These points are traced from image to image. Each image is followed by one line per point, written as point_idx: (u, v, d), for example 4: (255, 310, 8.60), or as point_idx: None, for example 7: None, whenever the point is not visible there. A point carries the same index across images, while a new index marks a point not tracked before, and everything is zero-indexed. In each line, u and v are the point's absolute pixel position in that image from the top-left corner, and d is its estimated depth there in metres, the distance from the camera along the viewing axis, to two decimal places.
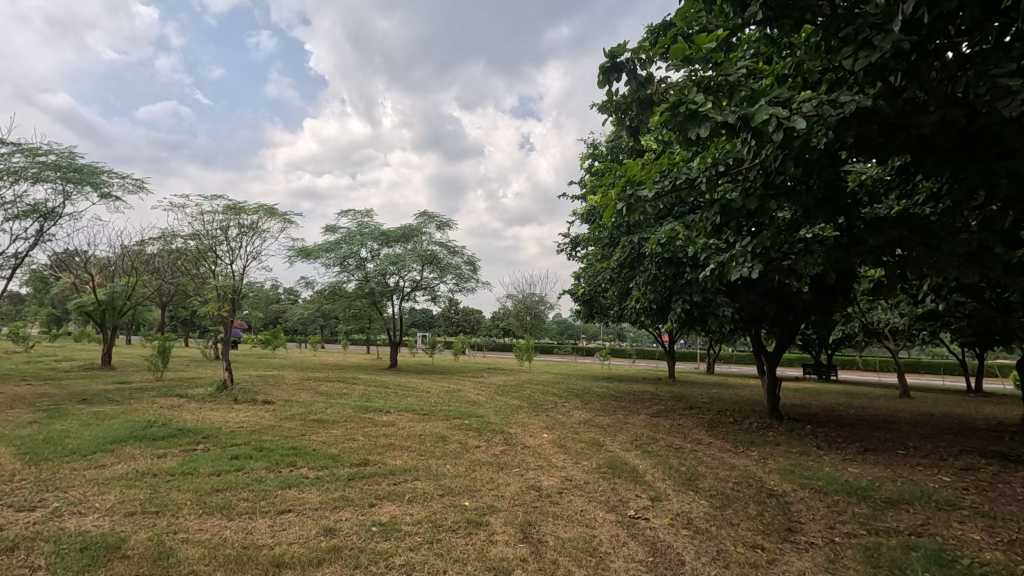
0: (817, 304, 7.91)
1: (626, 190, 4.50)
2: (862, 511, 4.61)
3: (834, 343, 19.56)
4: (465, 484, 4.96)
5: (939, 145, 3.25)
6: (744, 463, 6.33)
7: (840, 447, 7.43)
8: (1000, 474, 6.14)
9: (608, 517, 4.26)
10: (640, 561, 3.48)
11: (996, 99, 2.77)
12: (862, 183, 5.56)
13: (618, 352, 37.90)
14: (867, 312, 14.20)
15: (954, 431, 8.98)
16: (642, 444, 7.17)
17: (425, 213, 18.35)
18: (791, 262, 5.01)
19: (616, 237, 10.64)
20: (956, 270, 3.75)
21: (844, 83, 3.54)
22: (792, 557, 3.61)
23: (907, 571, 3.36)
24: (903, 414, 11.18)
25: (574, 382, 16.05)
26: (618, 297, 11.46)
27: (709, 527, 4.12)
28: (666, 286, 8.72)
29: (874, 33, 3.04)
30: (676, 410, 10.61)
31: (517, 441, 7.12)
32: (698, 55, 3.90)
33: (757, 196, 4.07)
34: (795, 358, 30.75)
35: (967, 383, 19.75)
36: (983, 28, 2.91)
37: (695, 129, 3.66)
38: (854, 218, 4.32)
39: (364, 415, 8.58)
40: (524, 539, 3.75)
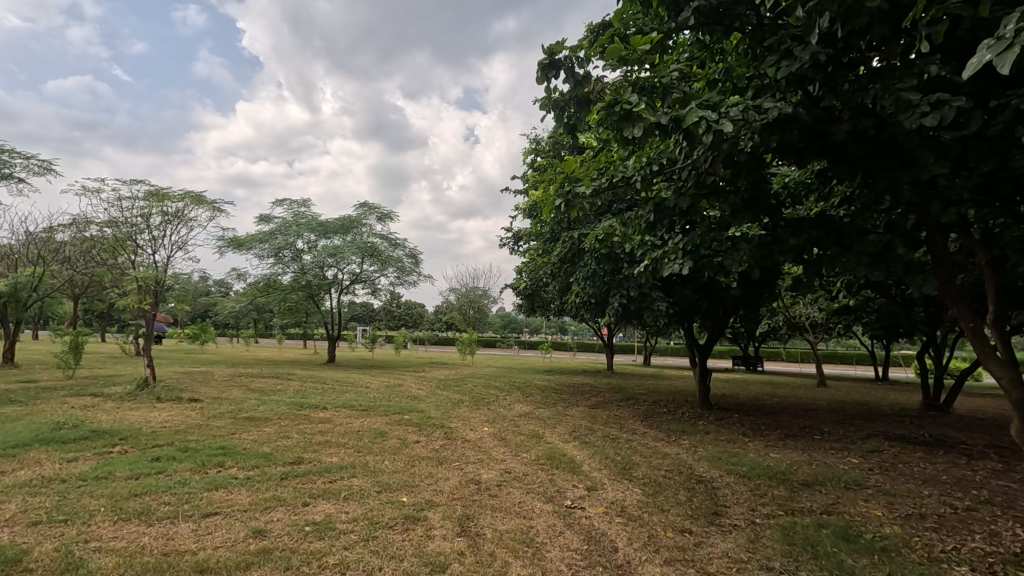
0: (745, 299, 8.34)
1: (564, 187, 4.56)
2: (780, 493, 4.92)
3: (760, 335, 20.72)
4: (403, 480, 4.90)
5: (851, 153, 3.52)
6: (675, 451, 6.61)
7: (764, 434, 7.89)
8: (900, 456, 6.72)
9: (545, 508, 4.34)
10: (575, 550, 3.56)
11: (899, 110, 3.03)
12: (785, 185, 5.92)
13: (560, 345, 38.53)
14: (790, 307, 15.11)
15: (863, 417, 9.75)
16: (580, 435, 7.33)
17: (365, 204, 17.91)
18: (720, 259, 5.25)
19: (557, 233, 10.77)
20: (865, 269, 4.06)
21: (768, 90, 3.74)
22: (717, 539, 3.81)
23: (817, 548, 3.61)
24: (820, 402, 11.99)
25: (516, 375, 16.15)
26: (560, 290, 11.63)
27: (641, 514, 4.28)
28: (605, 281, 8.94)
29: (794, 45, 3.26)
30: (613, 402, 10.92)
31: (457, 435, 7.09)
32: (634, 56, 3.99)
33: (688, 196, 4.24)
34: (726, 350, 32.34)
35: (876, 372, 21.41)
36: (891, 45, 3.18)
37: (629, 129, 3.76)
38: (777, 219, 4.57)
39: (299, 412, 8.30)
40: (462, 533, 3.75)
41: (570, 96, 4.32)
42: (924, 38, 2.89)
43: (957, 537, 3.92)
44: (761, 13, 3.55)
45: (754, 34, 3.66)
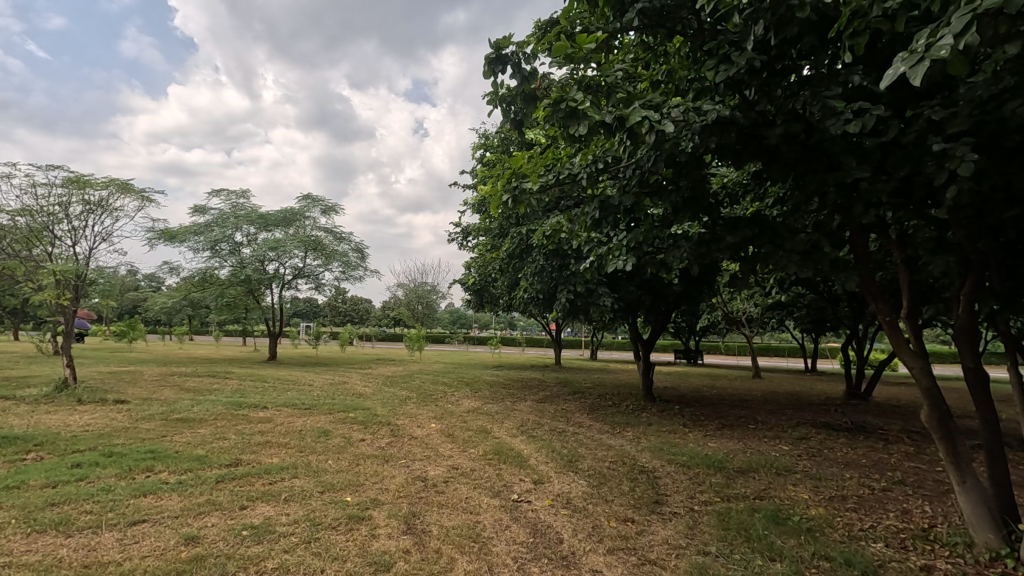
0: (686, 295, 8.64)
1: (511, 183, 4.57)
2: (717, 481, 5.14)
3: (700, 330, 21.56)
4: (347, 480, 4.78)
5: (782, 155, 3.69)
6: (619, 443, 6.77)
7: (703, 425, 8.21)
8: (826, 442, 7.17)
9: (491, 503, 4.34)
10: (521, 543, 3.59)
11: (826, 117, 3.21)
12: (723, 185, 6.16)
13: (508, 341, 38.78)
14: (727, 302, 15.79)
15: (793, 406, 10.33)
16: (527, 430, 7.39)
17: (308, 196, 17.34)
18: (662, 256, 5.41)
19: (505, 228, 10.79)
20: (795, 266, 4.28)
21: (708, 93, 3.86)
22: (658, 527, 3.93)
23: (750, 531, 3.79)
24: (754, 392, 12.60)
25: (465, 371, 16.11)
26: (508, 286, 11.67)
27: (586, 505, 4.36)
28: (553, 276, 9.04)
29: (732, 50, 3.39)
30: (560, 396, 11.07)
31: (403, 433, 6.98)
32: (579, 54, 4.03)
33: (632, 194, 4.33)
34: (669, 344, 33.44)
35: (806, 363, 22.70)
36: (819, 55, 3.36)
37: (574, 126, 3.79)
38: (716, 217, 4.74)
39: (237, 412, 7.94)
40: (407, 530, 3.70)
41: (516, 91, 4.31)
42: (848, 49, 3.08)
43: (873, 516, 4.22)
44: (702, 18, 3.66)
45: (695, 38, 3.77)
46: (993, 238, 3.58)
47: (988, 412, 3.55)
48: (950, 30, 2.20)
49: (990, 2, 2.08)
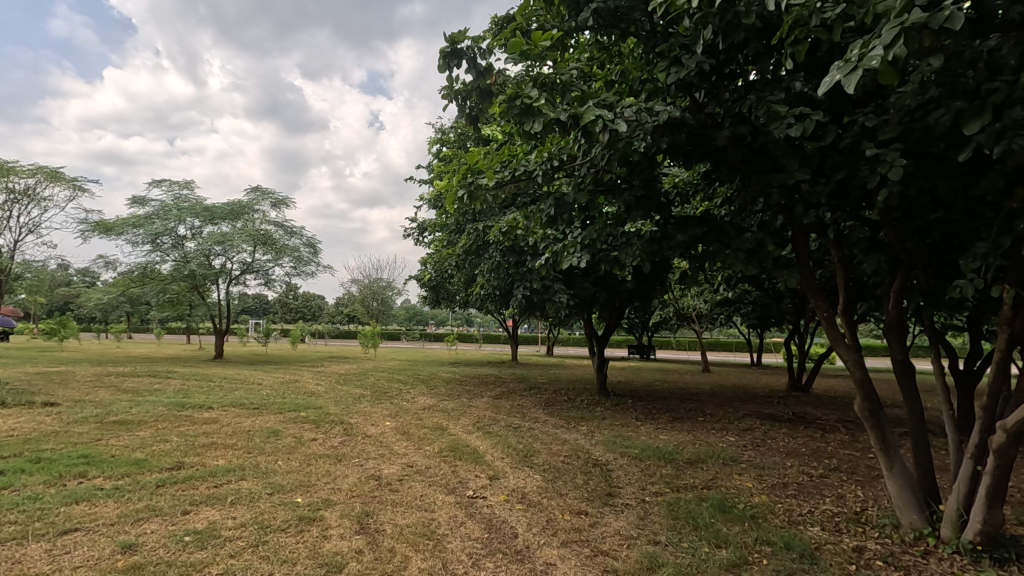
0: (639, 291, 8.85)
1: (466, 178, 4.54)
2: (667, 472, 5.29)
3: (652, 325, 22.12)
4: (298, 480, 4.66)
5: (730, 157, 3.83)
6: (574, 437, 6.87)
7: (654, 418, 8.44)
8: (769, 433, 7.49)
9: (446, 500, 4.32)
10: (476, 539, 3.59)
11: (770, 120, 3.35)
12: (674, 184, 6.33)
13: (465, 337, 38.69)
14: (678, 299, 16.26)
15: (739, 399, 10.74)
16: (483, 426, 7.39)
17: (257, 188, 16.74)
18: (615, 253, 5.50)
19: (462, 224, 10.73)
20: (741, 264, 4.45)
21: (659, 95, 3.96)
22: (610, 518, 4.02)
23: (698, 520, 3.93)
24: (704, 386, 13.02)
25: (421, 368, 15.97)
26: (465, 282, 11.62)
27: (541, 499, 4.40)
28: (509, 273, 9.07)
29: (682, 53, 3.49)
30: (516, 392, 11.13)
31: (357, 431, 6.86)
32: (535, 52, 4.04)
33: (586, 191, 4.39)
34: (622, 340, 34.16)
35: (751, 358, 23.64)
36: (764, 61, 3.51)
37: (529, 123, 3.81)
38: (667, 216, 4.86)
39: (179, 413, 7.60)
40: (360, 530, 3.64)
41: (471, 86, 4.28)
42: (790, 57, 3.22)
43: (811, 501, 4.45)
44: (654, 21, 3.75)
45: (648, 40, 3.85)
46: (920, 238, 3.82)
47: (914, 402, 3.79)
48: (881, 41, 2.33)
49: (915, 16, 2.23)
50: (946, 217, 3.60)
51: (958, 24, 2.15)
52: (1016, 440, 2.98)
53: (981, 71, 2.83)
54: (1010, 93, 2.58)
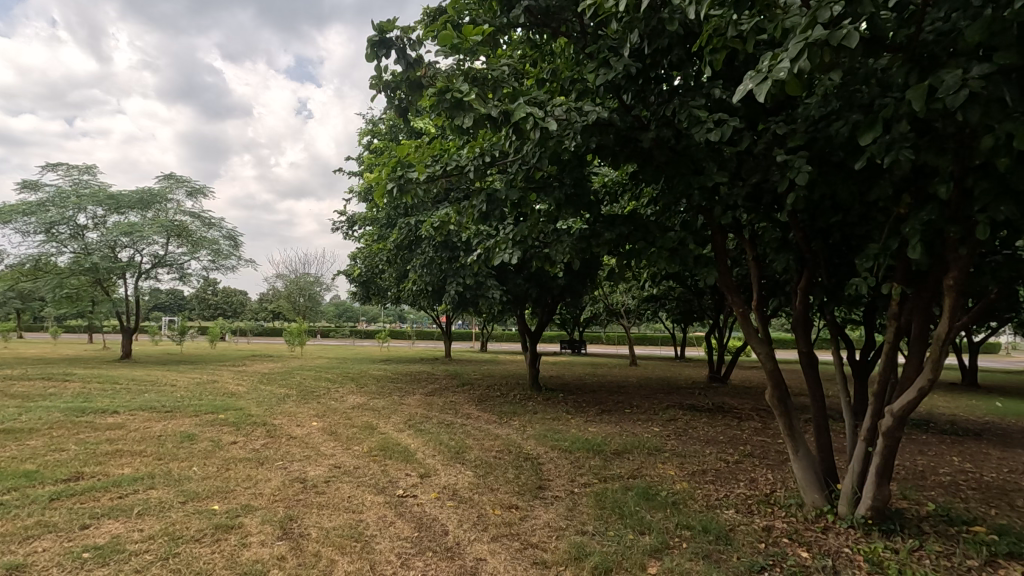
0: (570, 287, 9.03)
1: (396, 171, 4.43)
2: (596, 463, 5.44)
3: (583, 321, 22.66)
4: (215, 486, 4.39)
5: (655, 158, 3.97)
6: (506, 432, 6.91)
7: (584, 411, 8.64)
8: (690, 422, 7.88)
9: (375, 500, 4.22)
10: (405, 538, 3.53)
11: (692, 124, 3.51)
12: (603, 184, 6.49)
13: (397, 334, 38.02)
14: (608, 295, 16.75)
15: (664, 391, 11.21)
16: (415, 424, 7.28)
17: (171, 176, 15.61)
18: (546, 250, 5.56)
19: (394, 219, 10.50)
20: (665, 262, 4.62)
21: (589, 95, 4.04)
22: (540, 511, 4.08)
23: (623, 508, 4.07)
24: (631, 379, 13.50)
25: (351, 366, 15.52)
26: (396, 277, 11.40)
27: (472, 495, 4.40)
28: (442, 268, 8.98)
29: (611, 55, 3.59)
30: (449, 388, 11.05)
31: (281, 433, 6.54)
32: (465, 45, 3.99)
33: (518, 189, 4.41)
34: (555, 335, 34.77)
35: (675, 351, 24.75)
36: (687, 67, 3.68)
37: (459, 118, 3.76)
38: (596, 214, 4.97)
39: (79, 418, 6.97)
40: (283, 536, 3.49)
41: (400, 77, 4.17)
42: (709, 65, 3.39)
43: (727, 486, 4.71)
44: (584, 22, 3.83)
45: (578, 40, 3.92)
46: (824, 240, 4.13)
47: (817, 391, 4.10)
48: (787, 55, 2.49)
49: (816, 34, 2.40)
50: (845, 220, 3.91)
51: (854, 42, 2.35)
52: (901, 422, 3.30)
53: (874, 87, 3.10)
54: (898, 108, 2.84)
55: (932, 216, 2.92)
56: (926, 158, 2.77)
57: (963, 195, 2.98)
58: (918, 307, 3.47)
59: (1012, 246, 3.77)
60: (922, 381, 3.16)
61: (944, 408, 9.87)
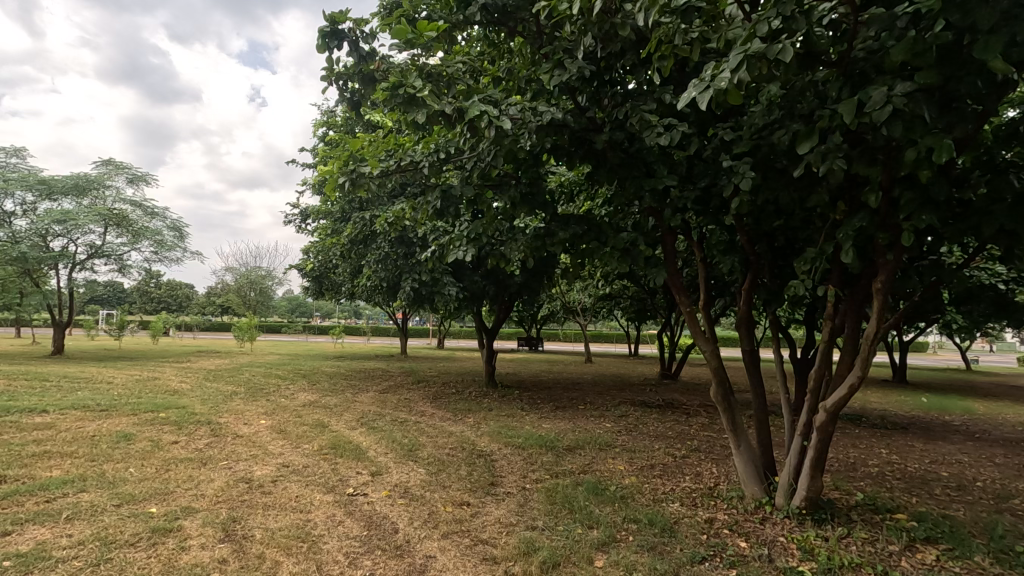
0: (526, 284, 9.09)
1: (348, 165, 4.33)
2: (548, 459, 5.52)
3: (541, 318, 22.87)
4: (153, 488, 4.21)
5: (608, 160, 4.04)
6: (460, 430, 6.91)
7: (539, 408, 8.72)
8: (642, 418, 8.08)
9: (324, 499, 4.15)
10: (354, 537, 3.49)
11: (643, 128, 3.60)
12: (559, 184, 6.55)
13: (353, 330, 37.33)
14: (565, 293, 16.93)
15: (617, 387, 11.45)
16: (367, 421, 7.18)
17: (109, 161, 14.79)
18: (502, 248, 5.57)
19: (349, 213, 10.30)
20: (617, 262, 4.71)
21: (544, 95, 4.09)
22: (491, 507, 4.11)
23: (573, 503, 4.14)
24: (586, 376, 13.72)
25: (303, 362, 15.14)
26: (351, 272, 11.18)
27: (423, 492, 4.39)
28: (397, 264, 8.87)
29: (565, 56, 3.63)
30: (404, 385, 10.94)
31: (226, 432, 6.33)
32: (420, 41, 3.96)
33: (473, 186, 4.41)
34: (512, 333, 34.96)
35: (629, 349, 25.31)
36: (639, 71, 3.78)
37: (413, 114, 3.73)
38: (551, 214, 5.01)
39: (3, 418, 6.54)
40: (225, 538, 3.39)
41: (353, 70, 4.09)
42: (659, 71, 3.48)
43: (674, 480, 4.87)
44: (540, 21, 3.86)
45: (534, 40, 3.95)
46: (767, 243, 4.30)
47: (759, 388, 4.29)
48: (728, 66, 2.59)
49: (755, 46, 2.51)
50: (787, 224, 4.09)
51: (788, 56, 2.46)
52: (834, 417, 3.50)
53: (812, 99, 3.26)
54: (833, 120, 3.00)
55: (863, 223, 3.10)
56: (858, 168, 2.93)
57: (890, 204, 3.17)
58: (851, 308, 3.68)
59: (936, 253, 4.03)
60: (852, 379, 3.36)
61: (876, 404, 10.46)
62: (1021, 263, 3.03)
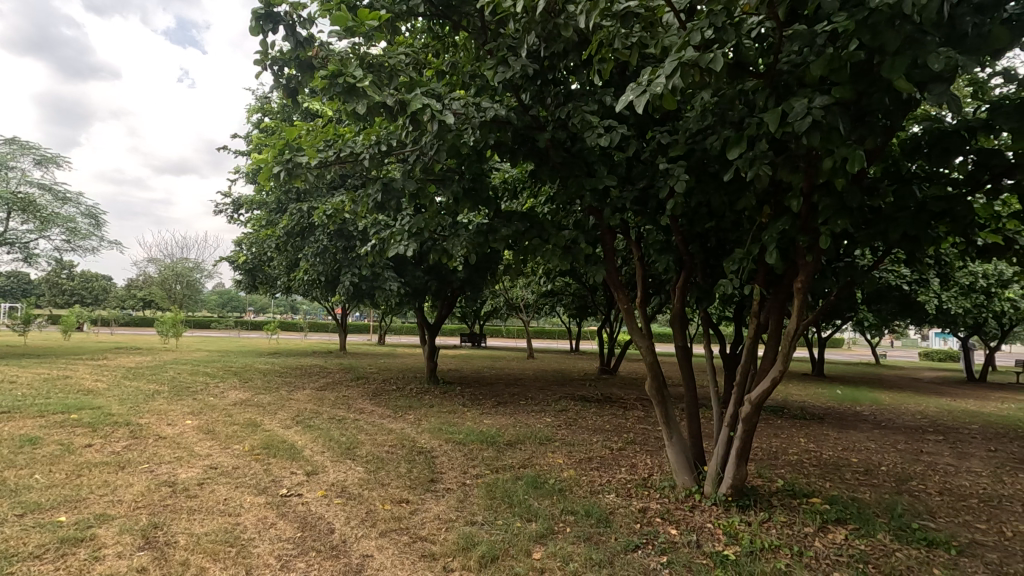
0: (469, 280, 9.08)
1: (284, 154, 4.15)
2: (489, 455, 5.54)
3: (484, 314, 22.92)
4: (62, 496, 3.90)
5: (551, 159, 4.10)
6: (400, 427, 6.82)
7: (480, 404, 8.75)
8: (581, 412, 8.27)
9: (255, 501, 3.99)
10: (287, 539, 3.39)
11: (585, 128, 3.67)
12: (503, 180, 6.57)
13: (288, 326, 36.02)
14: (508, 290, 17.02)
15: (558, 382, 11.65)
16: (303, 420, 6.95)
17: (14, 140, 13.52)
18: (444, 243, 5.52)
19: (285, 204, 9.91)
20: (558, 258, 4.76)
21: (487, 92, 4.09)
22: (431, 504, 4.09)
23: (512, 498, 4.19)
24: (528, 371, 13.87)
25: (234, 359, 14.46)
26: (287, 265, 10.76)
27: (361, 491, 4.31)
28: (336, 258, 8.63)
29: (508, 54, 3.64)
30: (342, 382, 10.68)
31: (147, 433, 5.95)
32: (360, 29, 3.85)
33: (415, 180, 4.34)
34: (455, 329, 34.81)
35: (570, 345, 25.77)
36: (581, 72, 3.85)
37: (353, 104, 3.60)
38: (494, 210, 5.00)
39: None
40: (145, 545, 3.20)
41: (289, 55, 3.92)
42: (599, 73, 3.56)
43: (610, 472, 5.02)
44: (484, 17, 3.85)
45: (478, 35, 3.94)
46: (700, 244, 4.49)
47: (691, 382, 4.49)
48: (664, 72, 2.68)
49: (689, 54, 2.61)
50: (718, 225, 4.29)
51: (719, 66, 2.57)
52: (758, 409, 3.72)
53: (741, 107, 3.43)
54: (760, 129, 3.16)
55: (786, 227, 3.30)
56: (782, 174, 3.11)
57: (810, 209, 3.39)
58: (775, 307, 3.91)
59: (850, 255, 4.35)
60: (774, 373, 3.58)
61: (796, 396, 11.18)
62: (920, 266, 3.32)
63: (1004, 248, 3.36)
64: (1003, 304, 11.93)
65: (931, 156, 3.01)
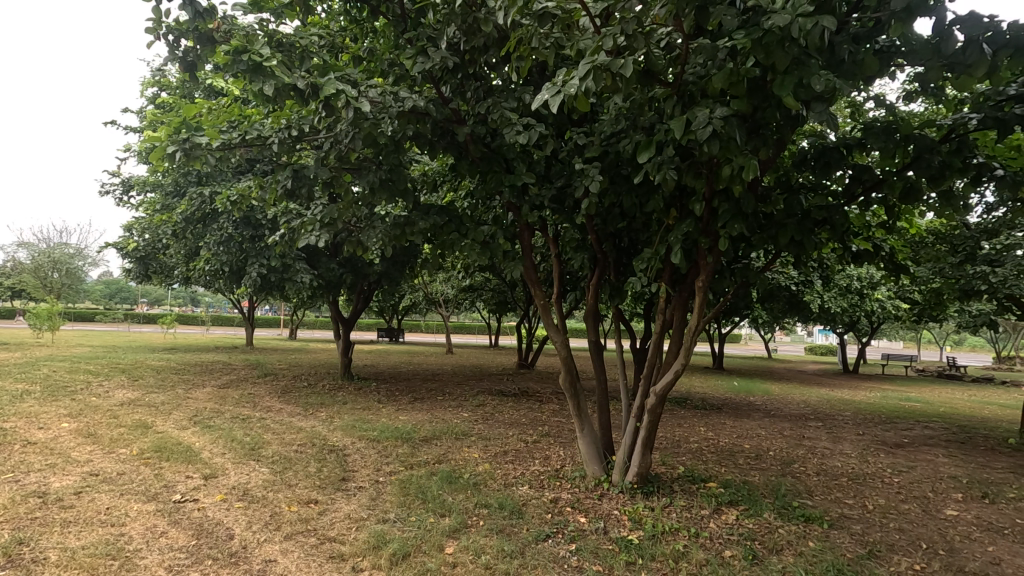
0: (386, 273, 8.86)
1: (180, 133, 3.81)
2: (403, 451, 5.45)
3: (403, 309, 22.50)
4: None
5: (470, 154, 4.08)
6: (310, 425, 6.53)
7: (396, 399, 8.58)
8: (498, 406, 8.33)
9: (143, 509, 3.67)
10: (180, 548, 3.15)
11: (504, 125, 3.68)
12: (422, 172, 6.46)
13: (187, 319, 33.40)
14: (428, 284, 16.80)
15: (475, 377, 11.67)
16: (201, 420, 6.47)
17: None
18: (359, 234, 5.34)
19: (184, 187, 9.15)
20: (476, 253, 4.75)
21: (406, 81, 3.99)
22: (341, 503, 3.97)
23: (426, 493, 4.15)
24: (446, 366, 13.80)
25: (122, 355, 13.18)
26: (185, 254, 9.95)
27: (266, 493, 4.08)
28: (242, 247, 8.10)
29: (429, 45, 3.58)
30: (247, 379, 10.06)
31: (11, 439, 5.28)
32: (269, 5, 3.62)
33: (329, 168, 4.16)
34: (373, 324, 33.89)
35: (490, 340, 25.94)
36: (501, 69, 3.85)
37: (259, 84, 3.38)
38: (413, 203, 4.92)
39: None
40: (6, 564, 2.85)
41: (186, 26, 3.59)
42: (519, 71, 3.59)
43: (524, 464, 5.10)
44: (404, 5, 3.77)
45: (397, 23, 3.83)
46: (612, 243, 4.65)
47: (602, 376, 4.66)
48: (579, 74, 2.74)
49: (602, 58, 2.68)
50: (630, 225, 4.47)
51: (629, 73, 2.67)
52: (662, 400, 3.94)
53: (651, 114, 3.59)
54: (668, 136, 3.33)
55: (689, 229, 3.50)
56: (687, 179, 3.30)
57: (711, 213, 3.62)
58: (679, 304, 4.14)
59: (746, 257, 4.69)
60: (678, 366, 3.79)
61: (699, 388, 11.96)
62: (804, 268, 3.65)
63: (872, 254, 3.77)
64: (873, 304, 13.40)
65: (815, 169, 3.31)
